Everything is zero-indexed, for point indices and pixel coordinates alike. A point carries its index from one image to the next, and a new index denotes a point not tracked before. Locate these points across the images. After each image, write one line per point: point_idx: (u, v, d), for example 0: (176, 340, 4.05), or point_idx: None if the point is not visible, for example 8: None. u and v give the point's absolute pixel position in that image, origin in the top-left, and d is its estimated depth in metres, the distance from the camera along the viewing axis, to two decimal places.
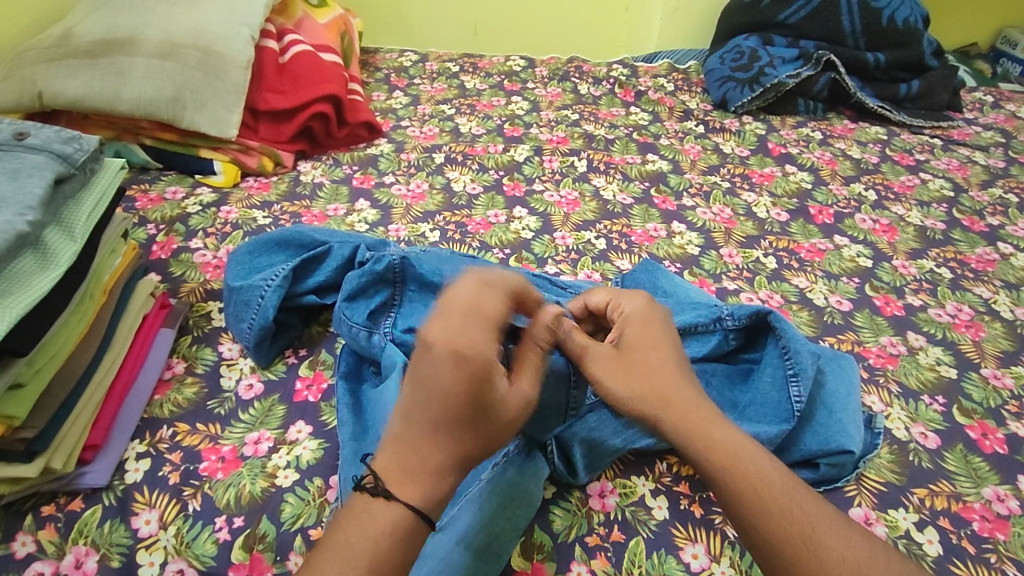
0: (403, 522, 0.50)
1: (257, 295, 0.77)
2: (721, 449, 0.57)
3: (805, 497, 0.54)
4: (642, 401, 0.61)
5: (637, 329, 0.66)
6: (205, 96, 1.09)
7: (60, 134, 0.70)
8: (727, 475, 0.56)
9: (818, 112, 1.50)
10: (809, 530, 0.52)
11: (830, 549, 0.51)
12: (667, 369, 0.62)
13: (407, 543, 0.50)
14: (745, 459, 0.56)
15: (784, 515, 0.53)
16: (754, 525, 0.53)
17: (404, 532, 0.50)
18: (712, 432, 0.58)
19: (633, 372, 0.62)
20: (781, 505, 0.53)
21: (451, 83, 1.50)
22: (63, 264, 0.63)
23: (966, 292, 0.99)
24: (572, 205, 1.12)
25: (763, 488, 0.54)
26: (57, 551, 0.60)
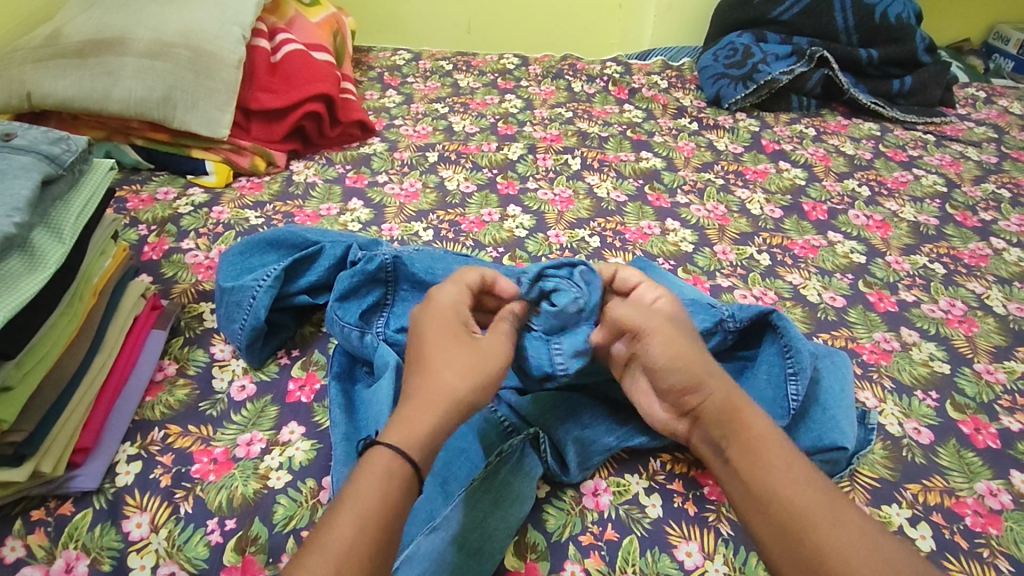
0: (381, 462, 0.53)
1: (249, 296, 0.76)
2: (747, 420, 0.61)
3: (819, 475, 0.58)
4: (688, 370, 0.63)
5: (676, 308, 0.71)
6: (196, 96, 1.08)
7: (48, 135, 0.69)
8: (754, 438, 0.59)
9: (811, 109, 1.50)
10: (826, 499, 0.55)
11: (845, 512, 0.54)
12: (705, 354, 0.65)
13: (388, 481, 0.52)
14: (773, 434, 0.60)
15: (806, 483, 0.56)
16: (781, 488, 0.56)
17: (383, 470, 0.53)
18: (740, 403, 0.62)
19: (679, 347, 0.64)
20: (800, 473, 0.57)
21: (444, 82, 1.49)
22: (51, 267, 0.62)
23: (959, 288, 1.00)
24: (566, 203, 1.12)
25: (786, 456, 0.58)
26: (47, 555, 0.60)
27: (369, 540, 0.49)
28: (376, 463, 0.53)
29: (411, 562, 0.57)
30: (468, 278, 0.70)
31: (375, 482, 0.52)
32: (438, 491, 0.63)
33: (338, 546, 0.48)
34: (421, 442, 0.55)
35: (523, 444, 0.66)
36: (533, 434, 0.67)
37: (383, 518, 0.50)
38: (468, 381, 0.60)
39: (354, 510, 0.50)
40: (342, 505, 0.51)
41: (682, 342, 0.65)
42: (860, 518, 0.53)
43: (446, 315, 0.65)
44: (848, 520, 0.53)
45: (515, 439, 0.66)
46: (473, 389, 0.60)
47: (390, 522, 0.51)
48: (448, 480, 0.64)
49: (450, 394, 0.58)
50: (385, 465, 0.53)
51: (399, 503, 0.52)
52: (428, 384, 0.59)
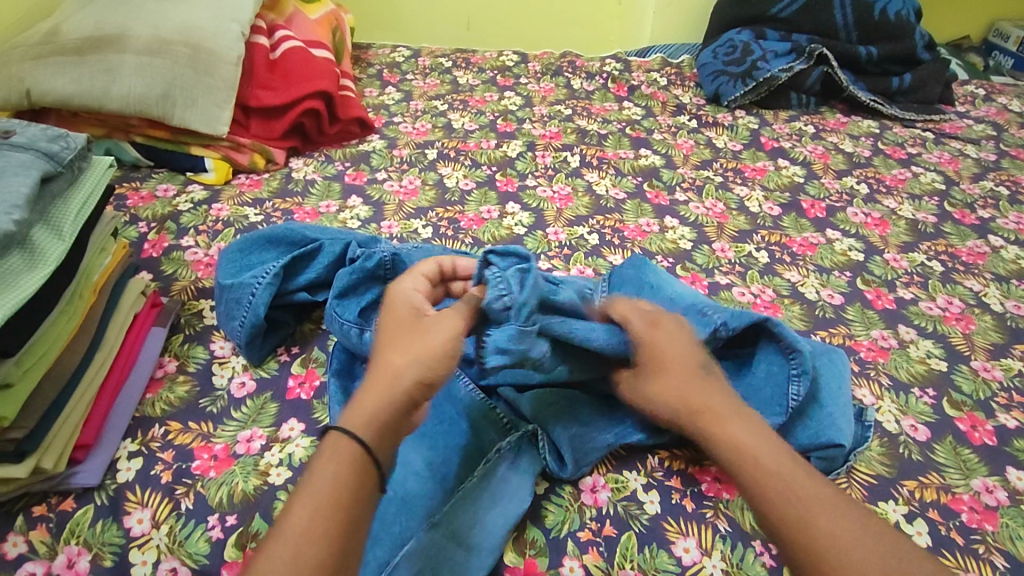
0: (330, 444, 0.53)
1: (248, 293, 0.77)
2: (735, 440, 0.57)
3: (813, 485, 0.54)
4: (676, 410, 0.61)
5: (673, 320, 0.67)
6: (195, 93, 1.08)
7: (46, 133, 0.69)
8: (740, 461, 0.56)
9: (810, 106, 1.50)
10: (815, 518, 0.51)
11: (835, 531, 0.50)
12: (696, 377, 0.62)
13: (336, 460, 0.51)
14: (762, 448, 0.56)
15: (792, 503, 0.52)
16: (769, 516, 0.53)
17: (332, 453, 0.52)
18: (728, 423, 0.58)
19: (667, 383, 0.62)
20: (786, 492, 0.53)
21: (444, 79, 1.49)
22: (51, 264, 0.63)
23: (956, 286, 1.00)
24: (565, 200, 1.12)
25: (773, 474, 0.54)
26: (49, 550, 0.60)
27: (325, 519, 0.48)
28: (324, 448, 0.52)
29: (410, 559, 0.59)
30: (424, 269, 0.71)
31: (324, 467, 0.51)
32: (437, 487, 0.64)
33: (292, 537, 0.47)
34: (369, 422, 0.54)
35: (520, 441, 0.67)
36: (530, 431, 0.68)
37: (337, 502, 0.49)
38: (414, 358, 0.58)
39: (304, 498, 0.49)
40: (296, 496, 0.50)
41: (671, 371, 0.62)
42: (832, 534, 0.50)
43: (398, 300, 0.65)
44: (835, 542, 0.50)
45: (512, 436, 0.67)
46: (417, 364, 0.57)
47: (346, 504, 0.50)
48: (448, 477, 0.65)
49: (395, 373, 0.56)
50: (333, 447, 0.52)
51: (352, 481, 0.51)
52: (376, 367, 0.58)
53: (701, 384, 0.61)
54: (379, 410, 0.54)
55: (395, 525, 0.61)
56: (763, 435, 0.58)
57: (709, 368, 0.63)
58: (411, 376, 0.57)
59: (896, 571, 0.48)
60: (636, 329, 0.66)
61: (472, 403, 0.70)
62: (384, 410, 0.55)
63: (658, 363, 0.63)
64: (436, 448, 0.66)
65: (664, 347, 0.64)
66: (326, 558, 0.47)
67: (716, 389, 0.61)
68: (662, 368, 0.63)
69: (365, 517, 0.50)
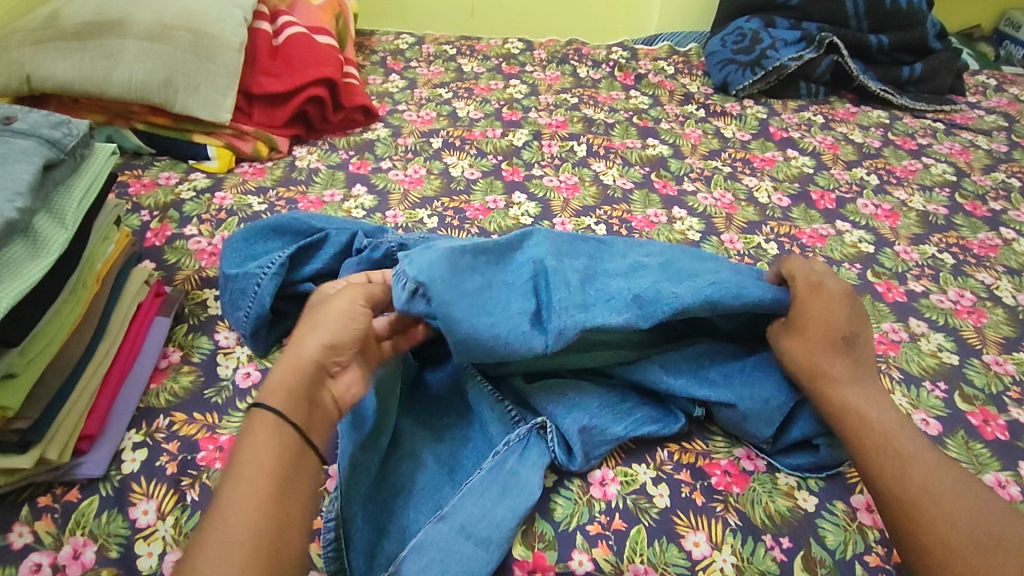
0: (250, 422, 0.56)
1: (253, 283, 0.76)
2: (843, 400, 0.63)
3: (915, 446, 0.59)
4: (802, 371, 0.66)
5: (833, 288, 0.71)
6: (197, 79, 1.07)
7: (49, 119, 0.68)
8: (849, 416, 0.62)
9: (819, 96, 1.48)
10: (912, 470, 0.57)
11: (930, 485, 0.57)
12: (831, 343, 0.66)
13: (254, 435, 0.55)
14: (870, 409, 0.62)
15: (892, 457, 0.59)
16: (869, 469, 0.59)
17: (249, 430, 0.56)
18: (845, 384, 0.64)
19: (803, 347, 0.67)
20: (890, 448, 0.59)
21: (449, 66, 1.47)
22: (54, 252, 0.62)
23: (967, 278, 0.99)
24: (572, 189, 1.11)
25: (879, 433, 0.60)
26: (54, 541, 0.60)
27: (248, 486, 0.52)
28: (246, 426, 0.56)
29: (419, 551, 0.59)
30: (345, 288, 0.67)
31: (247, 444, 0.55)
32: (446, 480, 0.64)
33: (226, 508, 0.51)
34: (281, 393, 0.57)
35: (529, 434, 0.66)
36: (540, 423, 0.67)
37: (264, 470, 0.53)
38: (315, 333, 0.60)
39: (234, 472, 0.53)
40: (225, 475, 0.53)
41: (811, 333, 0.67)
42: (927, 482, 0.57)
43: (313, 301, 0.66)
44: (930, 494, 0.56)
45: (520, 429, 0.67)
46: (320, 336, 0.60)
47: (270, 471, 0.53)
48: (456, 470, 0.65)
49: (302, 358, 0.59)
50: (252, 426, 0.56)
51: (274, 451, 0.54)
52: (287, 355, 0.60)
53: (835, 348, 0.66)
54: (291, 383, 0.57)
55: (404, 517, 0.62)
56: (875, 400, 0.63)
57: (854, 336, 0.68)
58: (316, 354, 0.59)
59: (981, 520, 0.55)
60: (799, 296, 0.70)
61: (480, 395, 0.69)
62: (297, 383, 0.58)
63: (806, 324, 0.68)
64: (444, 442, 0.68)
65: (813, 315, 0.68)
66: (252, 519, 0.50)
67: (847, 354, 0.66)
68: (805, 329, 0.68)
69: (287, 480, 0.53)
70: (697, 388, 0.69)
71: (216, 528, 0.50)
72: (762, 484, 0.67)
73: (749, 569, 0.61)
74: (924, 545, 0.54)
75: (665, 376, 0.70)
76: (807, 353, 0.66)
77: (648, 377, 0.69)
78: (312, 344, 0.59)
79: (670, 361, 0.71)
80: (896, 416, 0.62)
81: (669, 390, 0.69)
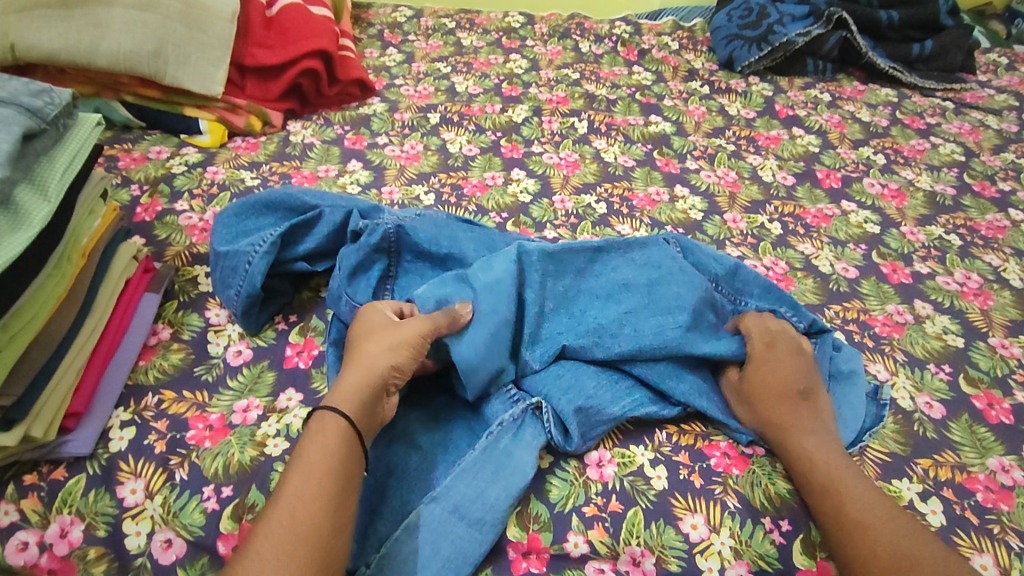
0: (320, 422, 0.56)
1: (244, 261, 0.74)
2: (796, 448, 0.64)
3: (856, 481, 0.60)
4: (758, 425, 0.67)
5: (788, 344, 0.71)
6: (188, 50, 1.04)
7: (29, 87, 0.65)
8: (800, 461, 0.63)
9: (827, 73, 1.44)
10: (846, 504, 0.58)
11: (865, 516, 0.57)
12: (785, 400, 0.67)
13: (323, 438, 0.55)
14: (820, 452, 0.63)
15: (830, 496, 0.59)
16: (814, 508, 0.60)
17: (320, 429, 0.55)
18: (802, 433, 0.65)
19: (757, 403, 0.68)
20: (830, 483, 0.60)
21: (447, 40, 1.44)
22: (36, 225, 0.60)
23: (975, 260, 0.97)
24: (572, 167, 1.08)
25: (824, 474, 0.61)
26: (41, 520, 0.59)
27: (315, 484, 0.52)
28: (313, 426, 0.56)
29: (411, 533, 0.58)
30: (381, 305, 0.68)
31: (316, 439, 0.55)
32: (440, 460, 0.63)
33: (290, 500, 0.50)
34: (358, 403, 0.57)
35: (524, 414, 0.65)
36: (535, 403, 0.66)
37: (330, 469, 0.53)
38: (390, 352, 0.61)
39: (301, 465, 0.53)
40: (291, 467, 0.53)
41: (766, 388, 0.68)
42: (859, 516, 0.57)
43: (371, 313, 0.65)
44: (864, 526, 0.56)
45: (515, 408, 0.65)
46: (395, 356, 0.61)
47: (334, 470, 0.53)
48: (449, 450, 0.64)
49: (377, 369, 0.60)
50: (325, 425, 0.56)
51: (344, 452, 0.54)
52: (357, 362, 0.60)
53: (789, 402, 0.67)
54: (363, 393, 0.58)
55: (396, 498, 0.61)
56: (826, 446, 0.64)
57: (810, 392, 0.68)
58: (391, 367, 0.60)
59: (911, 552, 0.54)
60: (756, 352, 0.71)
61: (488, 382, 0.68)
62: (368, 391, 0.59)
63: (760, 380, 0.69)
64: (438, 423, 0.66)
65: (769, 371, 0.69)
66: (318, 519, 0.50)
67: (804, 407, 0.67)
68: (758, 385, 0.69)
69: (349, 484, 0.53)
70: (696, 398, 0.69)
71: (282, 521, 0.49)
72: (762, 467, 0.66)
73: (748, 552, 0.60)
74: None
75: (667, 377, 0.69)
76: (763, 411, 0.67)
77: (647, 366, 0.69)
78: (385, 357, 0.61)
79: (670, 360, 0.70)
80: (844, 459, 0.62)
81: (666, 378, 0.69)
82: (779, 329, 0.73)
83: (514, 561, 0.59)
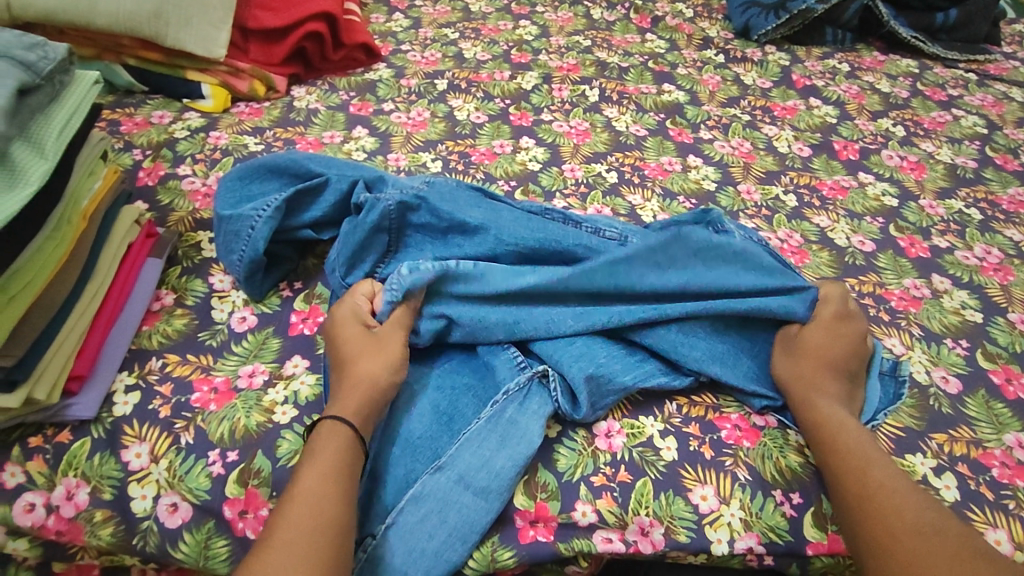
0: (330, 428, 0.58)
1: (247, 226, 0.72)
2: (825, 411, 0.62)
3: (881, 452, 0.59)
4: (788, 384, 0.66)
5: (856, 330, 0.69)
6: (189, 11, 1.01)
7: (22, 41, 0.63)
8: (825, 423, 0.62)
9: (846, 43, 1.39)
10: (872, 470, 0.57)
11: (890, 484, 0.56)
12: (828, 371, 0.66)
13: (338, 444, 0.56)
14: (845, 418, 0.62)
15: (856, 459, 0.58)
16: (833, 469, 0.59)
17: (334, 436, 0.57)
18: (834, 401, 0.64)
19: (799, 364, 0.67)
20: (856, 449, 0.59)
21: (455, 5, 1.39)
22: (33, 183, 0.58)
23: (995, 235, 0.94)
24: (582, 136, 1.05)
25: (850, 439, 0.60)
26: (46, 482, 0.60)
27: (332, 484, 0.54)
28: (322, 431, 0.57)
29: (418, 502, 0.57)
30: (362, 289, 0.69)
31: (328, 437, 0.57)
32: (444, 429, 0.62)
33: (309, 497, 0.53)
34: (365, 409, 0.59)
35: (530, 383, 0.64)
36: (542, 371, 0.65)
37: (344, 471, 0.55)
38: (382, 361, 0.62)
39: (316, 461, 0.55)
40: (304, 468, 0.55)
41: (813, 355, 0.67)
42: (884, 480, 0.57)
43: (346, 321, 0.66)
44: (888, 491, 0.56)
45: (521, 377, 0.64)
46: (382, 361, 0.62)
47: (349, 470, 0.56)
48: (455, 419, 0.63)
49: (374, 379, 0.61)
50: (337, 433, 0.57)
51: (356, 453, 0.57)
52: (351, 374, 0.61)
53: (835, 373, 0.66)
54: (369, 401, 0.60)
55: (402, 466, 0.60)
56: (847, 414, 0.63)
57: (856, 376, 0.68)
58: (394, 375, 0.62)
59: (932, 519, 0.54)
60: (822, 318, 0.69)
61: (500, 355, 0.66)
62: (378, 398, 0.60)
63: (814, 347, 0.67)
64: (443, 391, 0.65)
65: (825, 343, 0.67)
66: (338, 518, 0.52)
67: (844, 382, 0.66)
68: (808, 351, 0.67)
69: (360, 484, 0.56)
70: (711, 363, 0.67)
71: (302, 518, 0.51)
72: (774, 439, 0.65)
73: (758, 524, 0.60)
74: (875, 539, 0.54)
75: (681, 344, 0.67)
76: (803, 374, 0.66)
77: (662, 343, 0.67)
78: (381, 363, 0.62)
79: (687, 325, 0.68)
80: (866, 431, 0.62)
81: (682, 350, 0.66)
82: (854, 310, 0.71)
83: (521, 530, 0.59)
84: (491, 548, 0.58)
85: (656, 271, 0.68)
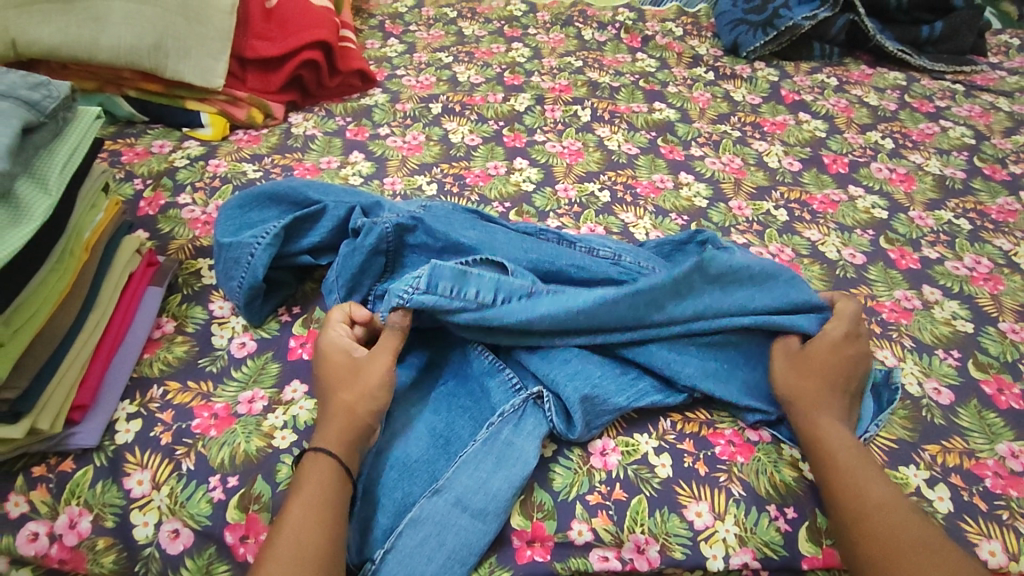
0: (314, 459, 0.58)
1: (246, 253, 0.73)
2: (825, 430, 0.62)
3: (878, 469, 0.60)
4: (789, 400, 0.66)
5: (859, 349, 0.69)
6: (187, 44, 1.04)
7: (27, 79, 0.65)
8: (823, 440, 0.62)
9: (833, 57, 1.42)
10: (871, 487, 0.58)
11: (888, 501, 0.57)
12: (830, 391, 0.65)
13: (320, 474, 0.57)
14: (841, 434, 0.62)
15: (854, 476, 0.59)
16: (831, 485, 0.59)
17: (315, 467, 0.58)
18: (835, 421, 0.63)
19: (801, 379, 0.66)
20: (855, 465, 0.60)
21: (449, 30, 1.41)
22: (36, 220, 0.60)
23: (984, 245, 0.95)
24: (575, 155, 1.07)
25: (847, 456, 0.60)
26: (50, 511, 0.61)
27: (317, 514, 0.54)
28: (306, 463, 0.58)
29: (416, 526, 0.58)
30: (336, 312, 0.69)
31: (324, 473, 0.57)
32: (441, 452, 0.63)
33: (293, 528, 0.53)
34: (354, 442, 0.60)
35: (524, 404, 0.65)
36: (536, 393, 0.65)
37: (325, 501, 0.56)
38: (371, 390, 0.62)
39: (309, 501, 0.55)
40: (291, 500, 0.56)
41: (816, 372, 0.66)
42: (883, 497, 0.57)
43: (333, 354, 0.65)
44: (885, 509, 0.56)
45: (515, 399, 0.65)
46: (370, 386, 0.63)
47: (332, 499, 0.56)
48: (450, 441, 0.64)
49: (349, 408, 0.61)
50: (319, 465, 0.58)
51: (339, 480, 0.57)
52: (328, 405, 0.62)
53: (835, 392, 0.66)
54: (348, 430, 0.60)
55: (399, 490, 0.61)
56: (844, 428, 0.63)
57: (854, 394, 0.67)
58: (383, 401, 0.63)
59: (926, 536, 0.54)
60: (833, 336, 0.68)
61: (496, 377, 0.67)
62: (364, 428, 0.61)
63: (814, 363, 0.67)
64: (440, 414, 0.66)
65: (828, 361, 0.67)
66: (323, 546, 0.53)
67: (844, 400, 0.66)
68: (812, 368, 0.66)
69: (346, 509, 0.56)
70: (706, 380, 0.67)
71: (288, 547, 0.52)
72: (767, 454, 0.66)
73: (753, 540, 0.60)
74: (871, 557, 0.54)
75: (675, 359, 0.67)
76: (804, 387, 0.66)
77: (656, 361, 0.67)
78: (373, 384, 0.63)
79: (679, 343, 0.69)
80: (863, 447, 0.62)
81: (678, 368, 0.67)
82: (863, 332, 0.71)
83: (518, 550, 0.60)
84: (488, 569, 0.59)
85: (673, 300, 0.68)
